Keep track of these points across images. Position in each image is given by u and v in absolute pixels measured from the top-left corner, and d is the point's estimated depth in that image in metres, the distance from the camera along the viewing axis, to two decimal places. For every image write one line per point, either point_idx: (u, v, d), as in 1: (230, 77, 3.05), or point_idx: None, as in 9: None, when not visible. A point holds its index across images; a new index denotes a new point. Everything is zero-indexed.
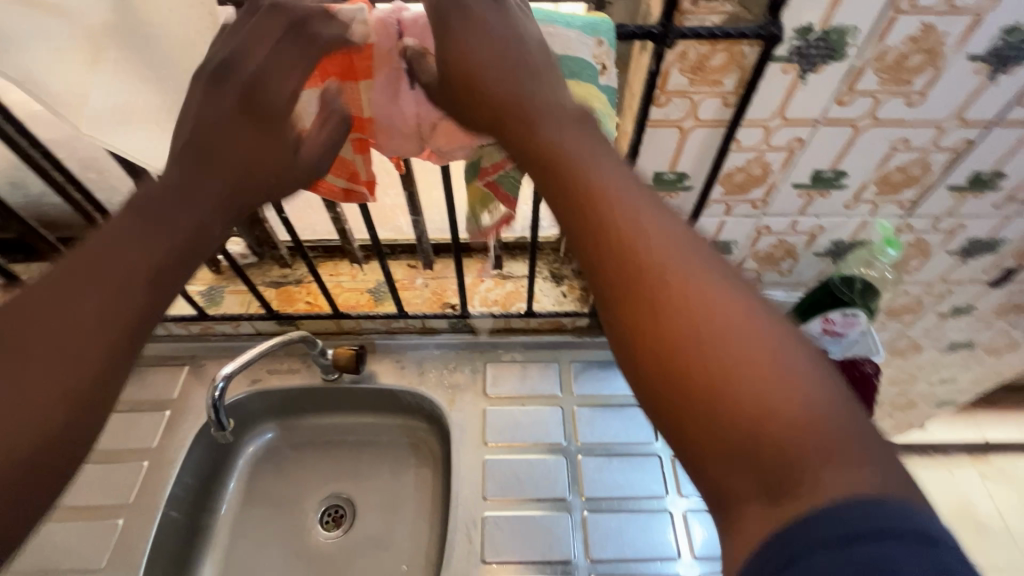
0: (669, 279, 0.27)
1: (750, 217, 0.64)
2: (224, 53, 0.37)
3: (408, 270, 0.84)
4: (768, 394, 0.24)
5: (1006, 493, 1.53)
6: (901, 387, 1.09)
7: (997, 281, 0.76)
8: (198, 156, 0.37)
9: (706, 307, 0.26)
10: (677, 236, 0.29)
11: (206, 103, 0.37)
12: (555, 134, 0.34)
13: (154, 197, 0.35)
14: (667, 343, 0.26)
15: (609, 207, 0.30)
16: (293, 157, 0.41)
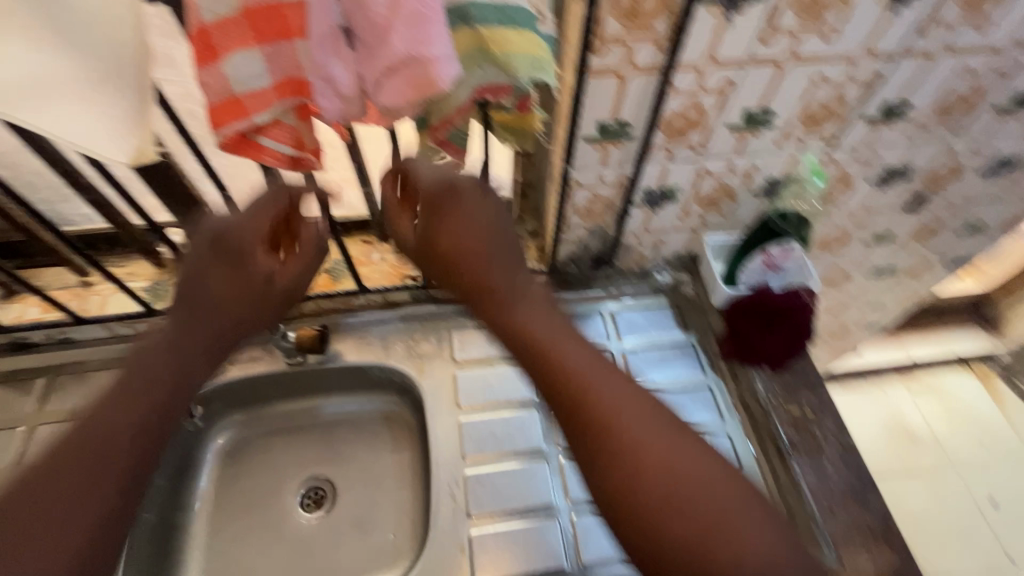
0: (610, 413, 0.45)
1: (690, 161, 0.67)
2: (226, 229, 0.53)
3: (363, 246, 0.84)
4: (687, 490, 0.42)
5: (930, 404, 1.70)
6: (837, 316, 1.18)
7: (910, 206, 0.83)
8: (186, 309, 0.52)
9: (674, 470, 0.43)
10: (613, 378, 0.48)
11: (198, 259, 0.53)
12: (521, 315, 0.51)
13: (106, 432, 0.46)
14: (634, 471, 0.43)
15: (572, 379, 0.47)
16: (271, 285, 0.56)
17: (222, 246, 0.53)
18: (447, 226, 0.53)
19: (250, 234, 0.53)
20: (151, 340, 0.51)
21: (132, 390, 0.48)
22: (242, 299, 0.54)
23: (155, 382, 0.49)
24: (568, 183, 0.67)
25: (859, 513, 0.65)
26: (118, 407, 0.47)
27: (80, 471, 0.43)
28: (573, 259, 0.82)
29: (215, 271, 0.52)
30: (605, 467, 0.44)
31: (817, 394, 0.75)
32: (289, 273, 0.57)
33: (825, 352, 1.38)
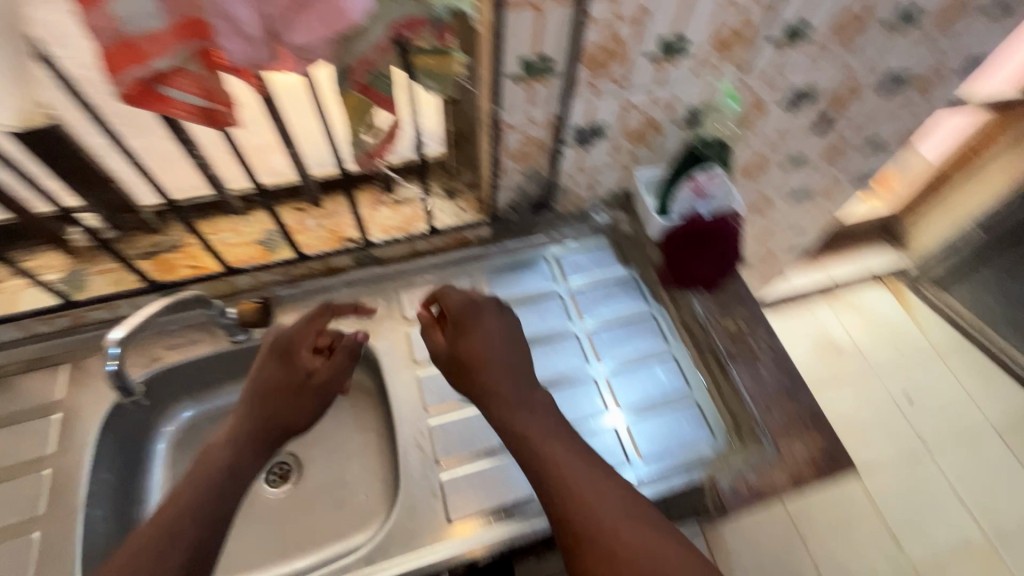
0: (587, 516, 0.55)
1: (615, 95, 0.68)
2: (285, 332, 0.69)
3: (297, 214, 0.80)
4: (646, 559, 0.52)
5: (851, 318, 1.87)
6: (763, 242, 1.27)
7: (817, 128, 0.89)
8: (257, 443, 0.63)
9: (631, 544, 0.53)
10: (594, 473, 0.58)
11: (264, 378, 0.66)
12: (526, 418, 0.63)
13: (218, 475, 0.59)
14: (604, 542, 0.53)
15: (562, 480, 0.57)
16: (305, 381, 0.68)
17: (279, 347, 0.68)
18: (474, 337, 0.68)
19: (302, 334, 0.70)
20: (229, 435, 0.63)
21: (219, 462, 0.60)
22: (292, 397, 0.67)
23: (235, 443, 0.62)
24: (499, 125, 0.68)
25: (790, 406, 0.73)
26: (204, 484, 0.57)
27: (174, 516, 0.54)
28: (513, 206, 0.83)
29: (271, 367, 0.68)
30: (581, 521, 0.55)
31: (749, 309, 0.81)
32: (327, 380, 0.70)
33: (756, 278, 1.48)
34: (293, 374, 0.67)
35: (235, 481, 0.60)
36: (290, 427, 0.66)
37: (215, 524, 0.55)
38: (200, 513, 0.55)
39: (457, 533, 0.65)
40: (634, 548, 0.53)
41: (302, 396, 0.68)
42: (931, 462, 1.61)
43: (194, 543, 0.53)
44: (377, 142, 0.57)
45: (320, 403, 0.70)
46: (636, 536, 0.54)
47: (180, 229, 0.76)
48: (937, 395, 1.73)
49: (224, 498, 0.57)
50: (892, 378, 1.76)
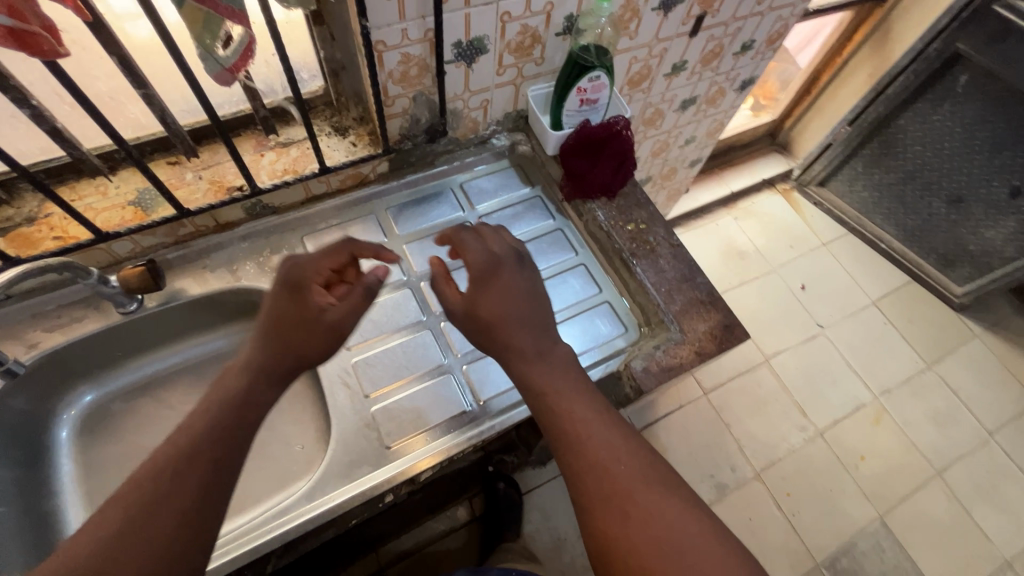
0: (600, 475, 0.54)
1: (489, 4, 0.67)
2: (300, 261, 0.62)
3: (171, 169, 0.74)
4: (653, 515, 0.52)
5: (751, 225, 2.04)
6: (662, 157, 1.34)
7: (693, 30, 0.93)
8: (268, 378, 0.57)
9: (638, 498, 0.53)
10: (613, 435, 0.57)
11: (278, 311, 0.59)
12: (547, 378, 0.61)
13: (230, 402, 0.55)
14: (611, 497, 0.53)
15: (578, 439, 0.56)
16: (316, 317, 0.59)
17: (291, 280, 0.60)
18: (486, 297, 0.64)
19: (310, 267, 0.62)
20: (246, 362, 0.57)
21: (233, 389, 0.55)
22: (305, 334, 0.58)
23: (250, 366, 0.57)
24: (371, 46, 0.64)
25: (691, 292, 0.78)
26: (217, 411, 0.54)
27: (185, 451, 0.50)
28: (407, 135, 0.80)
29: (281, 302, 0.60)
30: (594, 479, 0.54)
31: (647, 210, 0.85)
32: (345, 316, 0.60)
33: (661, 195, 1.56)
34: (306, 308, 0.59)
35: (249, 414, 0.55)
36: (302, 359, 0.58)
37: (232, 447, 0.52)
38: (212, 439, 0.52)
39: (396, 456, 0.67)
40: (650, 512, 0.52)
41: (313, 331, 0.58)
42: (827, 340, 1.82)
43: (213, 468, 0.51)
44: (236, 59, 0.53)
45: (340, 336, 0.60)
46: (648, 499, 0.53)
47: (35, 199, 0.69)
48: (827, 282, 1.94)
49: (235, 429, 0.54)
50: (790, 273, 1.95)
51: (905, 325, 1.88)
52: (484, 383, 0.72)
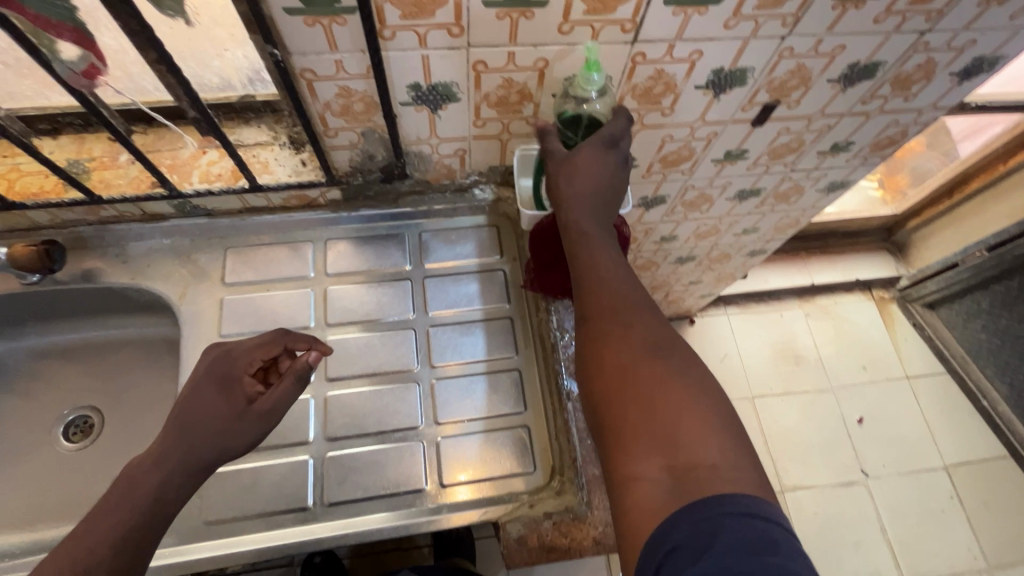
0: (613, 294, 0.50)
1: (453, 51, 0.54)
2: (229, 349, 0.56)
3: (109, 146, 0.68)
4: (649, 341, 0.46)
5: (824, 328, 1.71)
6: (710, 240, 1.12)
7: (759, 120, 0.73)
8: (181, 474, 0.49)
9: (637, 322, 0.48)
10: (623, 270, 0.52)
11: (192, 404, 0.52)
12: (593, 225, 0.56)
13: (136, 500, 0.47)
14: (613, 318, 0.48)
15: (598, 263, 0.52)
16: (243, 408, 0.53)
17: (219, 369, 0.55)
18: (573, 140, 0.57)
19: (241, 358, 0.56)
20: (152, 454, 0.49)
21: (140, 489, 0.47)
22: (230, 427, 0.52)
23: (162, 465, 0.48)
24: (295, 73, 0.53)
25: None
26: (124, 512, 0.46)
27: (84, 561, 0.43)
28: (358, 169, 0.70)
29: (204, 392, 0.53)
30: (599, 297, 0.50)
31: None
32: (275, 406, 0.54)
33: (708, 275, 1.33)
34: (230, 401, 0.53)
35: (161, 516, 0.48)
36: (223, 454, 0.51)
37: (139, 552, 0.46)
38: (116, 544, 0.45)
39: (212, 535, 0.60)
40: (647, 334, 0.47)
41: (238, 423, 0.52)
42: (866, 493, 1.51)
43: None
44: (85, 64, 0.50)
45: (265, 429, 0.54)
46: (653, 324, 0.48)
47: None
48: (894, 424, 1.60)
49: (142, 534, 0.46)
50: (850, 399, 1.63)
51: (975, 508, 1.51)
52: (410, 469, 0.64)
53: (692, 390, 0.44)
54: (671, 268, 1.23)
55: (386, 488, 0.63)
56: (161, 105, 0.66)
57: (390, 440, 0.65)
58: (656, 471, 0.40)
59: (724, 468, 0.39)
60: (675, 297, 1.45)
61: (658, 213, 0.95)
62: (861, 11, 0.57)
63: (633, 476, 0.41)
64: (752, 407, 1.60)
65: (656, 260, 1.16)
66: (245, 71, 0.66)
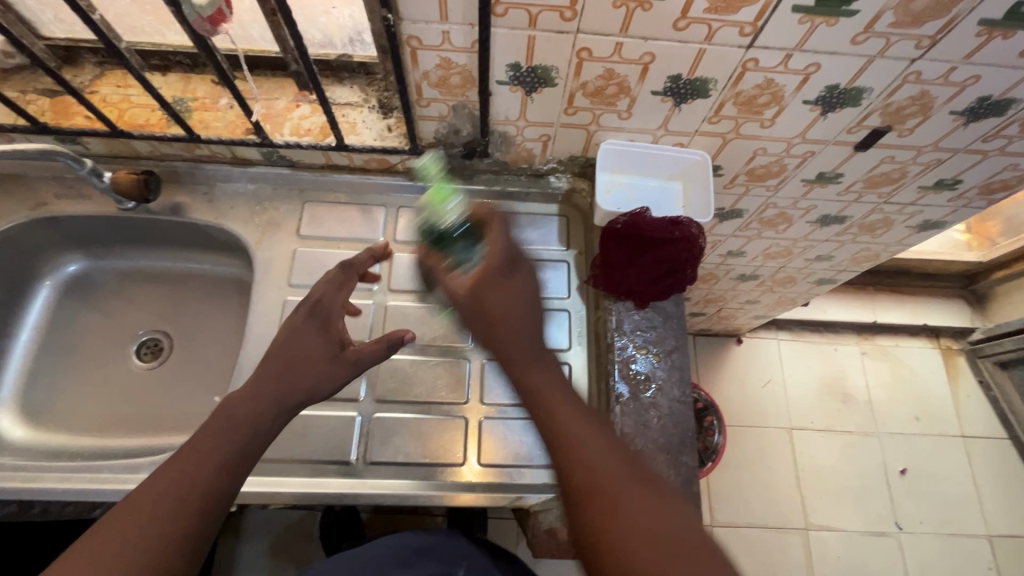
0: (591, 469, 0.47)
1: (561, 34, 0.52)
2: (320, 297, 0.60)
3: (212, 88, 0.71)
4: (645, 520, 0.44)
5: (879, 369, 1.63)
6: (778, 261, 1.07)
7: (863, 145, 0.68)
8: (282, 405, 0.53)
9: (622, 497, 0.45)
10: (591, 428, 0.50)
11: (291, 339, 0.56)
12: (550, 376, 0.54)
13: (237, 424, 0.50)
14: (599, 499, 0.45)
15: (568, 428, 0.49)
16: (339, 351, 0.57)
17: (320, 316, 0.59)
18: (497, 290, 0.58)
19: (334, 302, 0.61)
20: (253, 385, 0.53)
21: (241, 417, 0.50)
22: (325, 366, 0.56)
23: (259, 400, 0.52)
24: (402, 39, 0.54)
25: (663, 464, 0.62)
26: (225, 437, 0.49)
27: (190, 472, 0.46)
28: (442, 142, 0.70)
29: (303, 331, 0.57)
30: (579, 474, 0.47)
31: (674, 337, 0.68)
32: (365, 356, 0.57)
33: (767, 297, 1.28)
34: (329, 339, 0.58)
35: (255, 447, 0.50)
36: (315, 393, 0.55)
37: (235, 475, 0.48)
38: (220, 462, 0.48)
39: (258, 472, 0.63)
40: (638, 512, 0.44)
41: (331, 363, 0.56)
42: (897, 548, 1.44)
43: (212, 492, 0.46)
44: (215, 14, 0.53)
45: (351, 375, 0.57)
46: (643, 496, 0.46)
47: (89, 73, 0.71)
48: (939, 482, 1.52)
49: (242, 454, 0.49)
50: (895, 448, 1.55)
51: None
52: (448, 443, 0.65)
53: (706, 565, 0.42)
54: (731, 283, 1.19)
55: (424, 457, 0.64)
56: (263, 55, 0.70)
57: (434, 412, 0.67)
58: None
59: None
60: (727, 313, 1.40)
61: (731, 226, 0.91)
62: (1008, 41, 0.52)
63: None
64: (788, 439, 1.54)
65: (716, 273, 1.12)
66: (348, 30, 0.68)
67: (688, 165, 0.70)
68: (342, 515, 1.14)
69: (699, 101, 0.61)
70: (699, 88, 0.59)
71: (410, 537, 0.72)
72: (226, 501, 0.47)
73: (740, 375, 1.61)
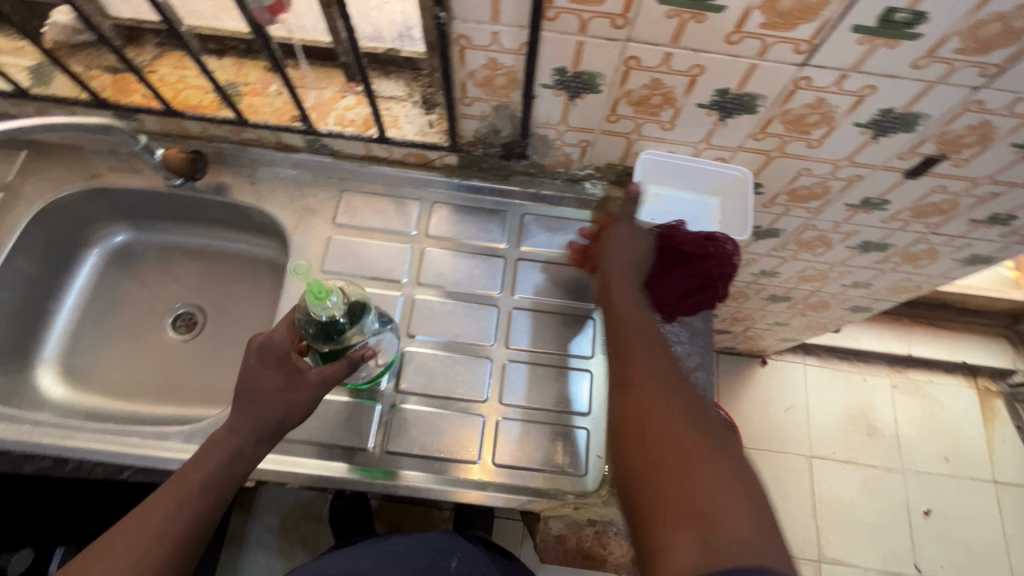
0: (649, 372, 0.54)
1: (612, 41, 0.52)
2: (267, 336, 0.57)
3: (263, 75, 0.73)
4: (684, 423, 0.50)
5: (909, 404, 1.57)
6: (812, 285, 1.04)
7: (914, 172, 0.66)
8: (258, 433, 0.54)
9: (669, 401, 0.52)
10: (658, 350, 0.57)
11: (251, 377, 0.56)
12: (635, 303, 0.61)
13: (218, 454, 0.53)
14: (648, 398, 0.52)
15: (638, 343, 0.57)
16: (301, 380, 0.56)
17: (270, 353, 0.56)
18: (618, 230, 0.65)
19: (285, 337, 0.58)
20: (230, 419, 0.55)
21: (222, 448, 0.53)
22: (290, 395, 0.56)
23: (236, 432, 0.54)
24: (451, 38, 0.54)
25: None
26: (208, 464, 0.52)
27: (176, 498, 0.50)
28: (481, 140, 0.70)
29: (260, 369, 0.56)
30: (640, 373, 0.54)
31: (700, 354, 0.67)
32: (330, 374, 0.57)
33: (797, 320, 1.25)
34: (289, 373, 0.56)
35: (241, 469, 0.54)
36: (288, 419, 0.56)
37: (222, 496, 0.52)
38: (202, 489, 0.51)
39: (279, 451, 0.64)
40: (680, 413, 0.51)
41: (297, 391, 0.56)
42: None
43: (198, 515, 0.50)
44: None
45: (322, 395, 0.58)
46: (691, 406, 0.52)
47: (148, 53, 0.74)
48: (965, 526, 1.46)
49: (224, 481, 0.53)
50: (920, 487, 1.49)
51: None
52: (464, 440, 0.66)
53: (728, 468, 0.47)
54: (760, 303, 1.17)
55: (439, 452, 0.65)
56: (314, 45, 0.70)
57: (452, 408, 0.67)
58: (684, 540, 0.43)
59: (748, 545, 0.42)
60: (754, 333, 1.37)
61: (766, 245, 0.89)
62: None
63: (661, 546, 0.44)
64: (808, 467, 1.50)
65: (746, 292, 1.10)
66: (398, 26, 0.69)
67: (729, 180, 0.68)
68: (353, 500, 1.15)
69: (746, 117, 0.60)
70: (746, 104, 0.58)
71: (353, 550, 0.63)
72: (210, 522, 0.51)
73: (762, 398, 1.57)
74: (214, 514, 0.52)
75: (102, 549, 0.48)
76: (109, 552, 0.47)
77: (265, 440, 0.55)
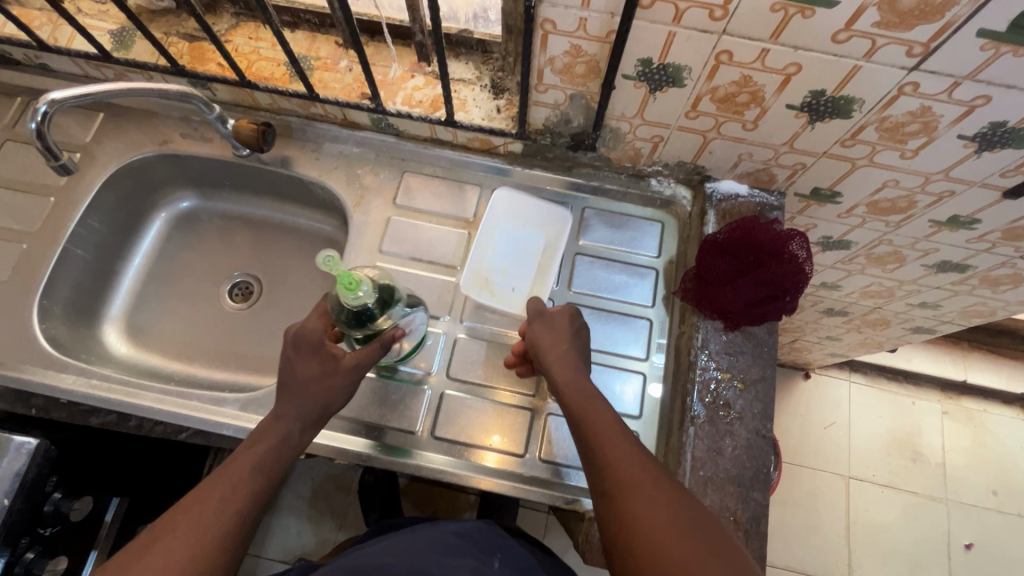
0: (622, 467, 0.49)
1: (706, 33, 0.49)
2: (299, 326, 0.58)
3: (334, 50, 0.73)
4: (670, 519, 0.46)
5: (959, 433, 1.49)
6: (875, 301, 0.99)
7: (1014, 192, 0.61)
8: (302, 420, 0.55)
9: (646, 500, 0.47)
10: (622, 437, 0.52)
11: (287, 368, 0.56)
12: (587, 387, 0.56)
13: (267, 439, 0.53)
14: (626, 498, 0.47)
15: (601, 436, 0.51)
16: (336, 367, 0.57)
17: (305, 343, 0.57)
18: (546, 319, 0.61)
19: (316, 326, 0.58)
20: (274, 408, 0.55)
21: (271, 433, 0.54)
22: (327, 383, 0.56)
23: (283, 418, 0.55)
24: (537, 21, 0.52)
25: (733, 497, 0.59)
26: (257, 449, 0.53)
27: (232, 479, 0.51)
28: (550, 129, 0.69)
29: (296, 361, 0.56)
30: (612, 471, 0.49)
31: (761, 366, 0.65)
32: (365, 357, 0.57)
33: (850, 336, 1.20)
34: (329, 361, 0.57)
35: (290, 453, 0.54)
36: (327, 407, 0.56)
37: (272, 479, 0.53)
38: (256, 470, 0.52)
39: (331, 426, 0.65)
40: (666, 508, 0.47)
41: (335, 376, 0.56)
42: None
43: (253, 495, 0.51)
44: None
45: (357, 380, 0.58)
46: (672, 497, 0.48)
47: (225, 23, 0.74)
48: (1009, 565, 1.39)
49: (277, 463, 0.53)
50: (964, 520, 1.42)
51: None
52: (513, 433, 0.65)
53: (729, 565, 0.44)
54: (814, 315, 1.12)
55: (486, 442, 0.65)
56: (390, 22, 0.71)
57: (501, 400, 0.67)
58: None
59: None
60: (801, 346, 1.33)
61: (833, 256, 0.85)
62: None
63: None
64: (844, 487, 1.45)
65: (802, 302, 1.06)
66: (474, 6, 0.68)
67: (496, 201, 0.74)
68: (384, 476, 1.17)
69: (837, 121, 0.56)
70: (842, 108, 0.55)
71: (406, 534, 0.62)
72: (262, 504, 0.52)
73: (801, 412, 1.52)
74: (266, 495, 0.52)
75: (163, 528, 0.48)
76: (171, 530, 0.48)
77: (310, 428, 0.56)
